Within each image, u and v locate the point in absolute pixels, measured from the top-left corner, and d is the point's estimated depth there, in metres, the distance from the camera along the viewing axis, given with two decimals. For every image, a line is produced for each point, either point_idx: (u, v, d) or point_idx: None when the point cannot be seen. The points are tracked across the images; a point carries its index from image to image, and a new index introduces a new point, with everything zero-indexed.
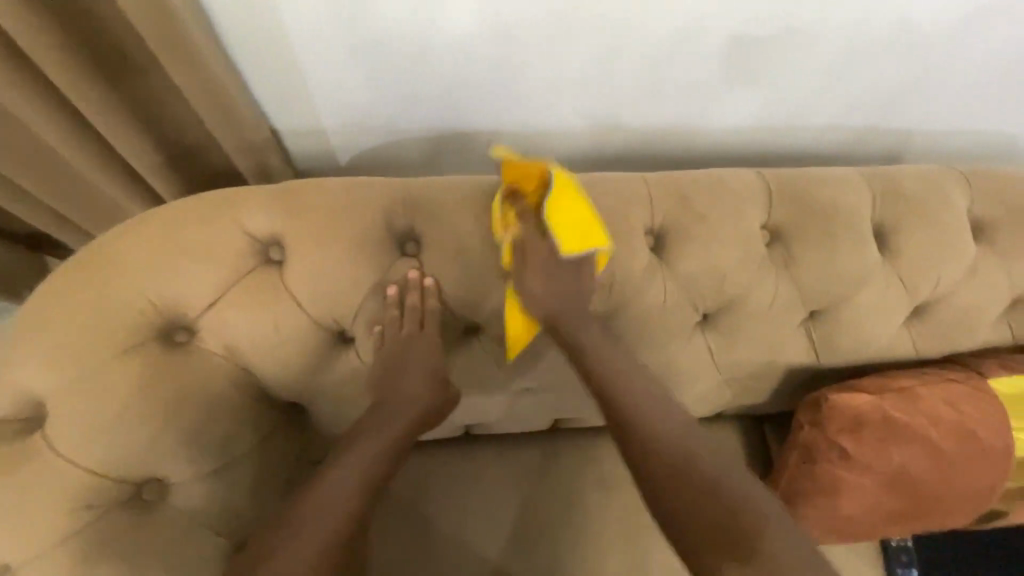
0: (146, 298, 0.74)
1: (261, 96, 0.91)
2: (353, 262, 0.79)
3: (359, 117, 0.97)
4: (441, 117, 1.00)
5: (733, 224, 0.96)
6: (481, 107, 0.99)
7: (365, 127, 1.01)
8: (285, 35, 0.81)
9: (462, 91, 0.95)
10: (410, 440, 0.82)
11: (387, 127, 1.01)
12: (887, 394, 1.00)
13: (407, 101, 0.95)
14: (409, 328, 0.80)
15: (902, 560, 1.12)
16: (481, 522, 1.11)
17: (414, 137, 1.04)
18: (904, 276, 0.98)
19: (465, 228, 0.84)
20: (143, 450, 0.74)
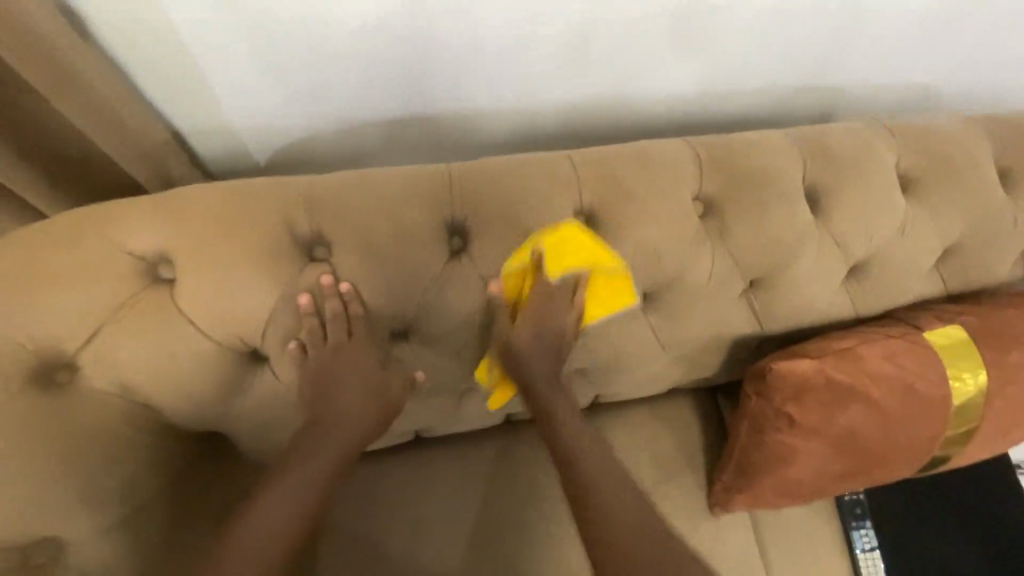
0: (16, 339, 0.67)
1: (153, 93, 0.90)
2: (246, 272, 0.72)
3: (262, 107, 0.96)
4: (355, 103, 0.97)
5: (664, 198, 0.84)
6: (382, 91, 0.96)
7: (270, 121, 0.99)
8: (166, 23, 0.79)
9: (356, 78, 0.92)
10: (349, 454, 0.77)
11: (292, 118, 0.99)
12: (829, 356, 0.90)
13: (308, 90, 0.93)
14: (339, 336, 0.76)
15: (855, 512, 1.14)
16: (439, 529, 1.03)
17: (328, 126, 1.02)
18: (836, 234, 0.91)
19: (350, 219, 0.76)
20: (28, 511, 0.70)
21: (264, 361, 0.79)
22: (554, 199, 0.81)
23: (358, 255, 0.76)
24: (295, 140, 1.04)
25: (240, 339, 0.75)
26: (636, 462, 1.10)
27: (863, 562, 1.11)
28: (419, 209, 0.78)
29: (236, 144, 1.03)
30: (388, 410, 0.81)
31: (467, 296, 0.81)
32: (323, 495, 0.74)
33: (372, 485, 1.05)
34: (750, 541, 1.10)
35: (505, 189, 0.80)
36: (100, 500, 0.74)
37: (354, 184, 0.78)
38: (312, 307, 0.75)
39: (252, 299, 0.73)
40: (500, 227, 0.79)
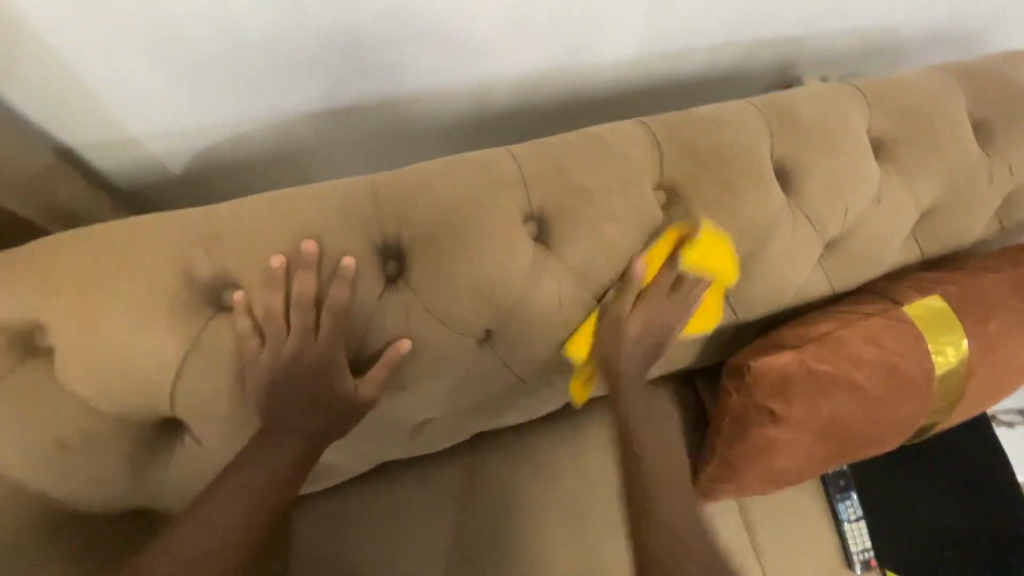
0: None
1: (24, 107, 0.76)
2: (139, 331, 0.61)
3: (164, 112, 0.82)
4: (267, 98, 0.84)
5: (622, 193, 0.75)
6: (298, 84, 0.83)
7: (175, 129, 0.85)
8: (20, 18, 0.65)
9: (263, 69, 0.79)
10: (318, 439, 0.70)
11: (203, 121, 0.86)
12: (809, 345, 0.85)
13: (214, 87, 0.80)
14: (294, 341, 0.65)
15: (839, 484, 1.14)
16: (417, 562, 0.95)
17: (247, 127, 0.89)
18: (811, 212, 0.84)
19: (260, 254, 0.64)
20: None
21: (183, 428, 0.70)
22: (499, 206, 0.71)
23: (274, 295, 0.64)
24: (208, 148, 0.91)
25: (145, 408, 0.65)
26: (619, 465, 1.05)
27: (850, 532, 1.11)
28: (342, 234, 0.66)
29: (135, 159, 0.89)
30: (342, 422, 0.70)
31: (408, 326, 0.71)
32: (275, 482, 0.66)
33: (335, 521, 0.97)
34: (738, 528, 1.09)
35: (441, 199, 0.70)
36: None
37: (262, 210, 0.66)
38: (227, 361, 0.65)
39: (152, 361, 0.62)
40: (440, 244, 0.69)
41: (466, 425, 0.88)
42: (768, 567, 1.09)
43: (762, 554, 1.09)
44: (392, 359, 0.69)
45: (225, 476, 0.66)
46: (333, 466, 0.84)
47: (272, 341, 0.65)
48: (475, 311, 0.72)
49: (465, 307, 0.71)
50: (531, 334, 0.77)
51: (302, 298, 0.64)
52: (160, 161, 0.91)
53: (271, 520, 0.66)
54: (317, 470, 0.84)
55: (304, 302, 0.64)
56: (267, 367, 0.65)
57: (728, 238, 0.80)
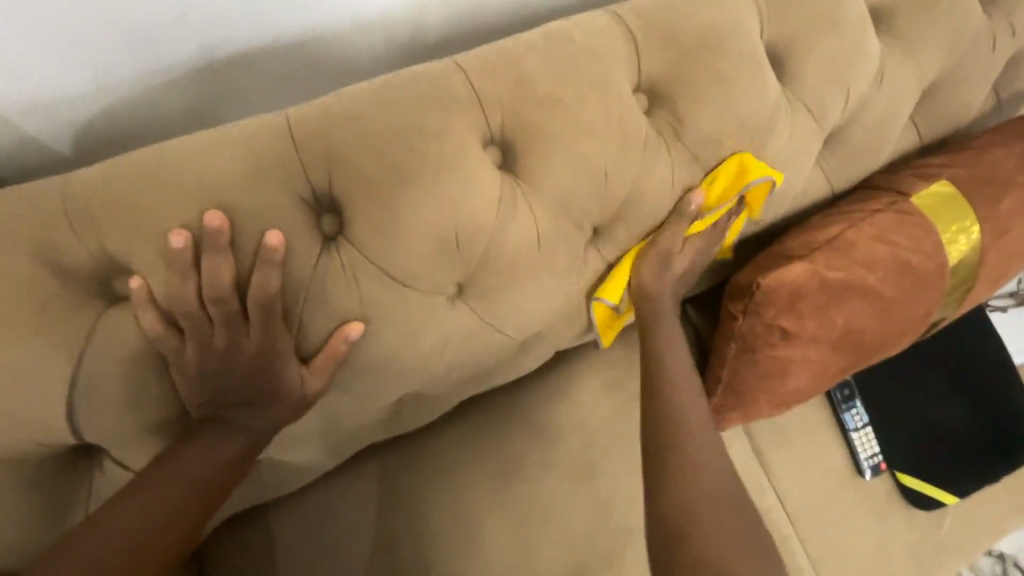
0: None
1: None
2: (6, 343, 0.48)
3: (40, 103, 0.61)
4: (163, 52, 0.62)
5: (597, 99, 0.62)
6: (177, 45, 0.61)
7: (58, 128, 0.64)
8: None
9: (135, 29, 0.58)
10: (254, 439, 0.58)
11: (88, 90, 0.62)
12: (819, 252, 0.77)
13: (96, 57, 0.59)
14: (223, 334, 0.53)
15: (843, 395, 1.10)
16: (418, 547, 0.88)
17: (153, 96, 0.66)
18: (809, 100, 0.74)
19: (150, 225, 0.50)
20: None
21: (99, 455, 0.58)
22: (453, 132, 0.58)
23: (178, 279, 0.50)
24: (113, 153, 0.70)
25: (38, 438, 0.52)
26: None
27: (858, 441, 1.08)
28: (256, 189, 0.52)
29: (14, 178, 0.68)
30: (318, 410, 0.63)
31: (361, 293, 0.58)
32: (197, 490, 0.55)
33: (313, 522, 0.83)
34: (746, 453, 1.06)
35: (379, 128, 0.55)
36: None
37: (143, 171, 0.50)
38: (134, 367, 0.52)
39: (35, 378, 0.49)
40: (386, 188, 0.56)
41: (449, 399, 0.77)
42: (781, 488, 1.06)
43: (773, 475, 1.07)
44: (338, 348, 0.58)
45: (142, 478, 0.54)
46: (303, 465, 0.73)
47: (193, 335, 0.52)
48: (441, 265, 0.60)
49: (429, 264, 0.59)
50: (510, 281, 0.65)
51: (217, 277, 0.50)
52: (38, 149, 0.65)
53: (195, 534, 0.56)
54: (285, 472, 0.72)
55: (220, 282, 0.51)
56: (195, 368, 0.53)
57: (722, 142, 0.70)
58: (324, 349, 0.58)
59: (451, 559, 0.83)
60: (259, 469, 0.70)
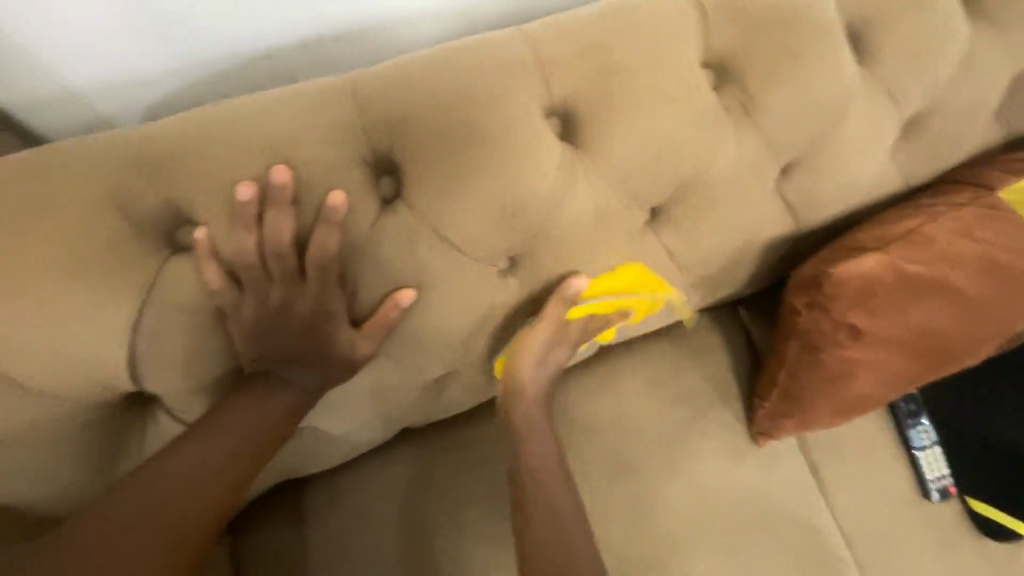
0: None
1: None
2: (77, 283, 0.49)
3: (110, 83, 0.63)
4: (230, 23, 0.61)
5: (663, 74, 0.60)
6: (243, 27, 0.62)
7: (126, 107, 0.66)
8: None
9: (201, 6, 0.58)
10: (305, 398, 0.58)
11: (156, 59, 0.62)
12: (892, 244, 0.73)
13: (167, 27, 0.59)
14: (281, 290, 0.53)
15: (909, 409, 1.03)
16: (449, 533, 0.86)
17: (214, 66, 0.65)
18: (887, 84, 0.69)
19: (219, 176, 0.50)
20: None
21: (152, 406, 0.58)
22: (514, 99, 0.56)
23: (242, 232, 0.50)
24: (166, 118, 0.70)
25: (99, 382, 0.52)
26: (656, 407, 0.98)
27: (924, 460, 1.01)
28: (320, 147, 0.52)
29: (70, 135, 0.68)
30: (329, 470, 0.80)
31: (416, 259, 0.57)
32: (250, 446, 0.55)
33: (349, 502, 0.82)
34: (795, 464, 1.00)
35: (441, 94, 0.55)
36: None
37: (213, 125, 0.51)
38: (192, 316, 0.52)
39: (98, 321, 0.50)
40: (446, 152, 0.55)
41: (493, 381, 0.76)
42: (834, 503, 1.00)
43: (828, 492, 1.00)
44: (389, 313, 0.57)
45: (197, 432, 0.54)
46: (346, 439, 0.72)
47: (251, 289, 0.52)
48: (496, 235, 0.59)
49: (483, 232, 0.58)
50: (563, 257, 0.63)
51: (278, 230, 0.50)
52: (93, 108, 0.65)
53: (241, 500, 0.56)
54: (330, 444, 0.72)
55: (281, 236, 0.50)
56: (251, 323, 0.53)
57: (790, 123, 0.66)
58: (376, 313, 0.57)
59: (486, 551, 0.81)
60: (302, 437, 0.70)
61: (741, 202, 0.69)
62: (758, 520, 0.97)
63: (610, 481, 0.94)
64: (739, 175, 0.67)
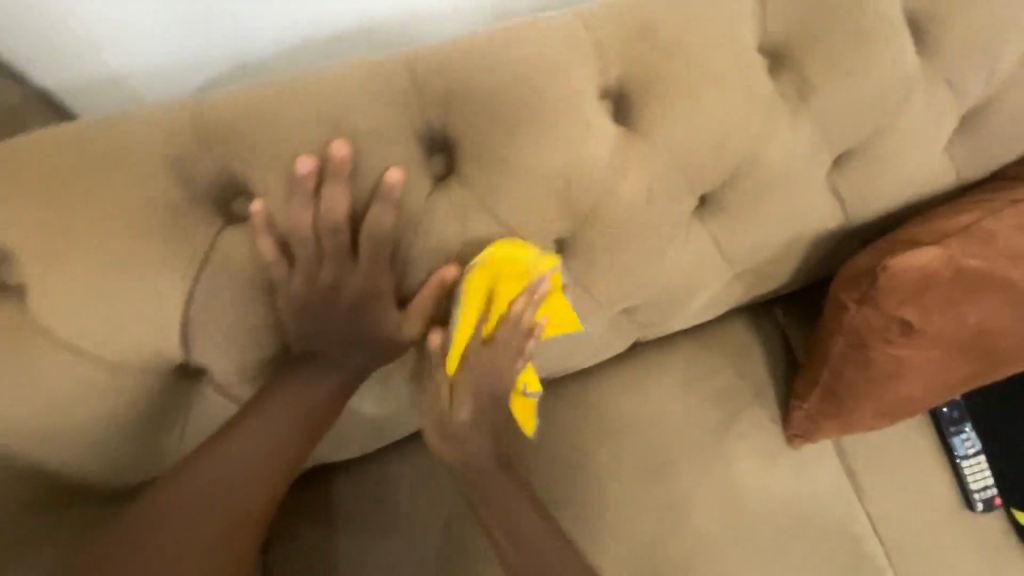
0: None
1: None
2: (135, 251, 0.48)
3: (149, 72, 0.62)
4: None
5: (720, 58, 0.59)
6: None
7: (162, 91, 0.65)
8: None
9: None
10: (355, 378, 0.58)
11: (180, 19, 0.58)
12: (951, 238, 0.70)
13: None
14: (334, 267, 0.52)
15: (952, 416, 0.99)
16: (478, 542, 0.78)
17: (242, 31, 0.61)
18: (947, 74, 0.68)
19: (277, 148, 0.50)
20: None
21: (200, 382, 0.56)
22: (570, 79, 0.56)
23: (298, 205, 0.50)
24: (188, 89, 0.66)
25: (150, 353, 0.52)
26: (692, 406, 0.96)
27: (968, 470, 0.97)
28: (377, 122, 0.52)
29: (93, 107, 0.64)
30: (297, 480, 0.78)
31: (466, 238, 0.56)
32: (304, 424, 0.55)
33: (373, 496, 0.79)
34: (834, 469, 0.97)
35: (497, 72, 0.54)
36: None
37: (272, 97, 0.51)
38: (244, 290, 0.52)
39: (154, 290, 0.49)
40: (502, 131, 0.54)
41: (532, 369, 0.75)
42: (874, 511, 0.97)
43: (867, 499, 0.97)
44: (441, 295, 0.56)
45: (252, 407, 0.55)
46: (383, 424, 0.71)
47: (304, 264, 0.51)
48: (548, 217, 0.58)
49: (535, 214, 0.57)
50: (612, 243, 0.62)
51: (335, 204, 0.50)
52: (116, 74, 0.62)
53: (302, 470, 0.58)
54: (367, 428, 0.71)
55: (337, 211, 0.50)
56: (303, 300, 0.52)
57: (846, 112, 0.65)
58: (427, 295, 0.56)
59: None
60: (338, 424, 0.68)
61: (792, 192, 0.68)
62: (794, 525, 0.94)
63: (643, 480, 0.91)
64: (792, 164, 0.66)
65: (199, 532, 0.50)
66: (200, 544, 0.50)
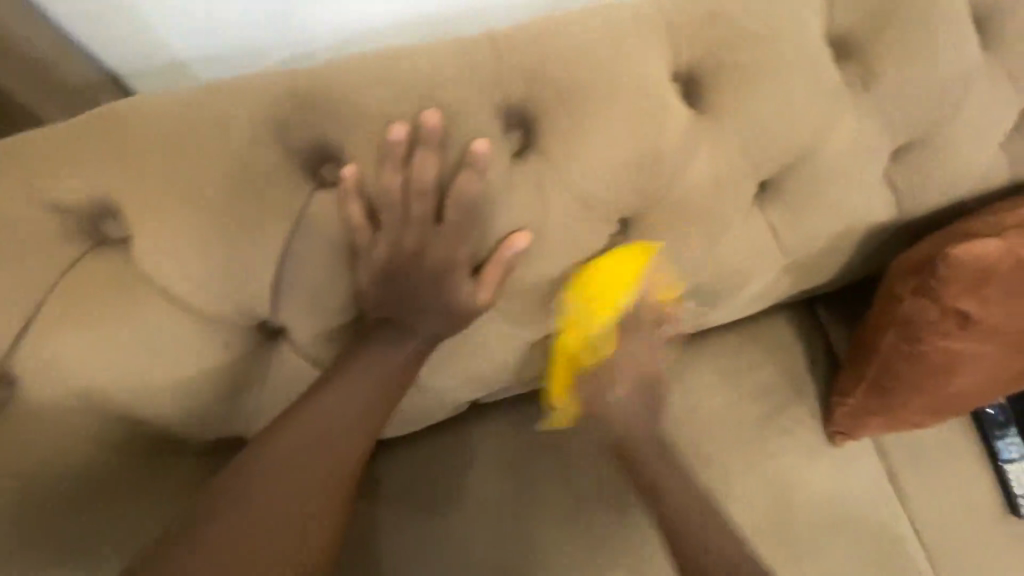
0: None
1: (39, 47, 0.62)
2: (232, 209, 0.51)
3: (220, 54, 0.67)
4: None
5: (789, 45, 0.61)
6: None
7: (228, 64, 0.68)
8: None
9: None
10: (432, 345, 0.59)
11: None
12: (1011, 231, 0.70)
13: None
14: (418, 232, 0.54)
15: (997, 420, 0.98)
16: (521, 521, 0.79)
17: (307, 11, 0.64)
18: (1008, 69, 0.68)
19: (369, 116, 0.52)
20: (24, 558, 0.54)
21: (278, 344, 0.58)
22: (645, 61, 0.57)
23: (388, 170, 0.52)
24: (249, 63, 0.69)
25: (238, 310, 0.53)
26: (735, 399, 0.96)
27: (1013, 474, 0.96)
28: (462, 95, 0.54)
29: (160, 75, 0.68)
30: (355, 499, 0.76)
31: (541, 211, 0.57)
32: (385, 389, 0.57)
33: (418, 477, 0.80)
34: (876, 468, 0.97)
35: (576, 51, 0.56)
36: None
37: (363, 68, 0.53)
38: (331, 252, 0.53)
39: (247, 248, 0.51)
40: (580, 108, 0.56)
41: None
42: (917, 513, 0.96)
43: (909, 502, 0.96)
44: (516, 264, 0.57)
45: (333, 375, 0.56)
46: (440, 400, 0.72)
47: (390, 227, 0.53)
48: (620, 194, 0.59)
49: (609, 190, 0.58)
50: (677, 224, 0.63)
51: (424, 170, 0.51)
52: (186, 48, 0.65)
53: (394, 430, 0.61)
54: (422, 404, 0.71)
55: (426, 177, 0.52)
56: (387, 263, 0.54)
57: (910, 103, 0.66)
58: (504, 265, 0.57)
59: (566, 529, 0.79)
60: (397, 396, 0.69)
61: (852, 182, 0.69)
62: (836, 522, 0.93)
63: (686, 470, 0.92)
64: (854, 153, 0.67)
65: (299, 485, 0.53)
66: (300, 497, 0.53)
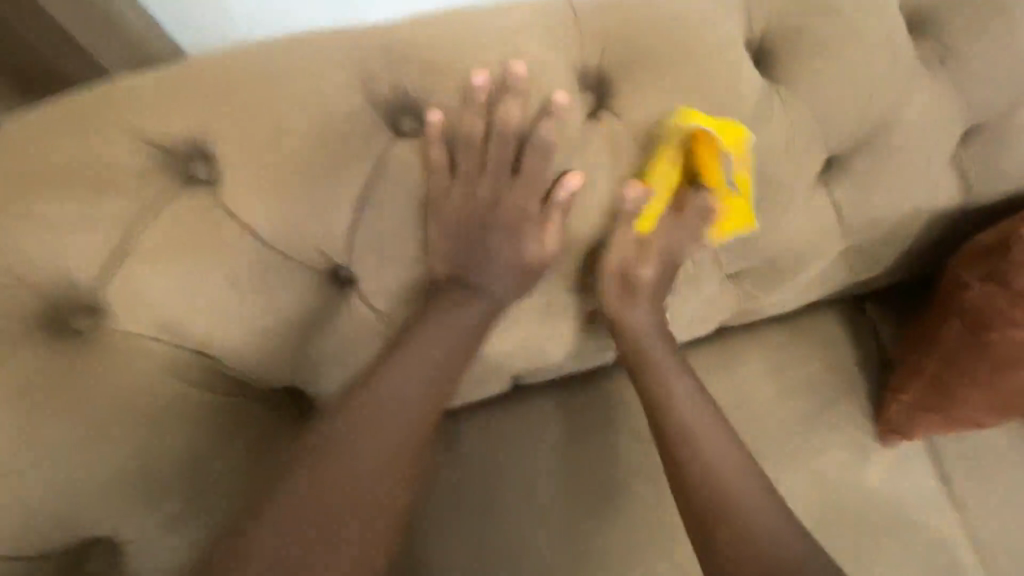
0: (28, 270, 0.50)
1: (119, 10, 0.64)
2: (318, 151, 0.52)
3: None
4: None
5: (867, 16, 0.60)
6: None
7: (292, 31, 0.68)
8: None
9: None
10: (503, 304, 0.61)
11: None
12: None
13: None
14: (493, 178, 0.56)
15: None
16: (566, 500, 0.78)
17: None
18: None
19: (453, 68, 0.53)
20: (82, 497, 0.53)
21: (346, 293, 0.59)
22: (722, 26, 0.58)
23: (470, 118, 0.53)
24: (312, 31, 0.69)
25: (314, 252, 0.55)
26: (782, 391, 0.94)
27: None
28: (542, 53, 0.55)
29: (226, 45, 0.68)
30: None
31: (613, 171, 0.58)
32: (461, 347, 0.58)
33: (461, 449, 0.80)
34: (929, 471, 0.93)
35: (654, 14, 0.57)
36: (171, 491, 0.56)
37: (448, 23, 0.55)
38: (408, 200, 0.55)
39: (329, 190, 0.53)
40: (657, 69, 0.56)
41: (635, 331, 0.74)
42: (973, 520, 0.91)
43: (965, 508, 0.92)
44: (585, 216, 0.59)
45: (408, 333, 0.58)
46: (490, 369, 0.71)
47: (467, 172, 0.56)
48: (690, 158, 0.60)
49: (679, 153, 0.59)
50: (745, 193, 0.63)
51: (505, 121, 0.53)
52: None
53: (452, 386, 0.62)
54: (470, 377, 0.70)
55: (506, 127, 0.53)
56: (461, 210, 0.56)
57: (987, 82, 0.65)
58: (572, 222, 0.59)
59: (611, 509, 0.77)
60: None
61: (923, 161, 0.68)
62: (887, 524, 0.90)
63: None
64: (927, 131, 0.66)
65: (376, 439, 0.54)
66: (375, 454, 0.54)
